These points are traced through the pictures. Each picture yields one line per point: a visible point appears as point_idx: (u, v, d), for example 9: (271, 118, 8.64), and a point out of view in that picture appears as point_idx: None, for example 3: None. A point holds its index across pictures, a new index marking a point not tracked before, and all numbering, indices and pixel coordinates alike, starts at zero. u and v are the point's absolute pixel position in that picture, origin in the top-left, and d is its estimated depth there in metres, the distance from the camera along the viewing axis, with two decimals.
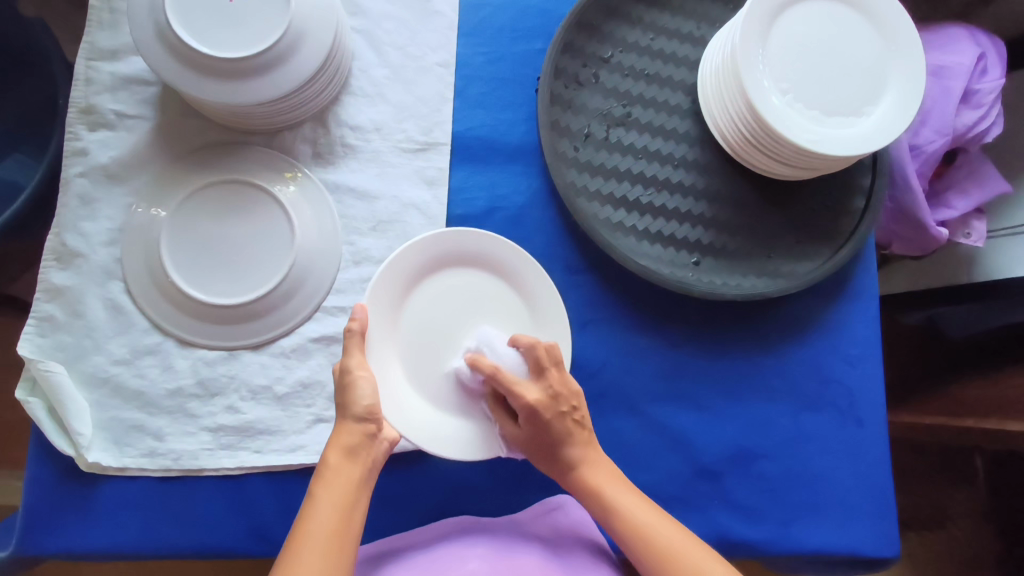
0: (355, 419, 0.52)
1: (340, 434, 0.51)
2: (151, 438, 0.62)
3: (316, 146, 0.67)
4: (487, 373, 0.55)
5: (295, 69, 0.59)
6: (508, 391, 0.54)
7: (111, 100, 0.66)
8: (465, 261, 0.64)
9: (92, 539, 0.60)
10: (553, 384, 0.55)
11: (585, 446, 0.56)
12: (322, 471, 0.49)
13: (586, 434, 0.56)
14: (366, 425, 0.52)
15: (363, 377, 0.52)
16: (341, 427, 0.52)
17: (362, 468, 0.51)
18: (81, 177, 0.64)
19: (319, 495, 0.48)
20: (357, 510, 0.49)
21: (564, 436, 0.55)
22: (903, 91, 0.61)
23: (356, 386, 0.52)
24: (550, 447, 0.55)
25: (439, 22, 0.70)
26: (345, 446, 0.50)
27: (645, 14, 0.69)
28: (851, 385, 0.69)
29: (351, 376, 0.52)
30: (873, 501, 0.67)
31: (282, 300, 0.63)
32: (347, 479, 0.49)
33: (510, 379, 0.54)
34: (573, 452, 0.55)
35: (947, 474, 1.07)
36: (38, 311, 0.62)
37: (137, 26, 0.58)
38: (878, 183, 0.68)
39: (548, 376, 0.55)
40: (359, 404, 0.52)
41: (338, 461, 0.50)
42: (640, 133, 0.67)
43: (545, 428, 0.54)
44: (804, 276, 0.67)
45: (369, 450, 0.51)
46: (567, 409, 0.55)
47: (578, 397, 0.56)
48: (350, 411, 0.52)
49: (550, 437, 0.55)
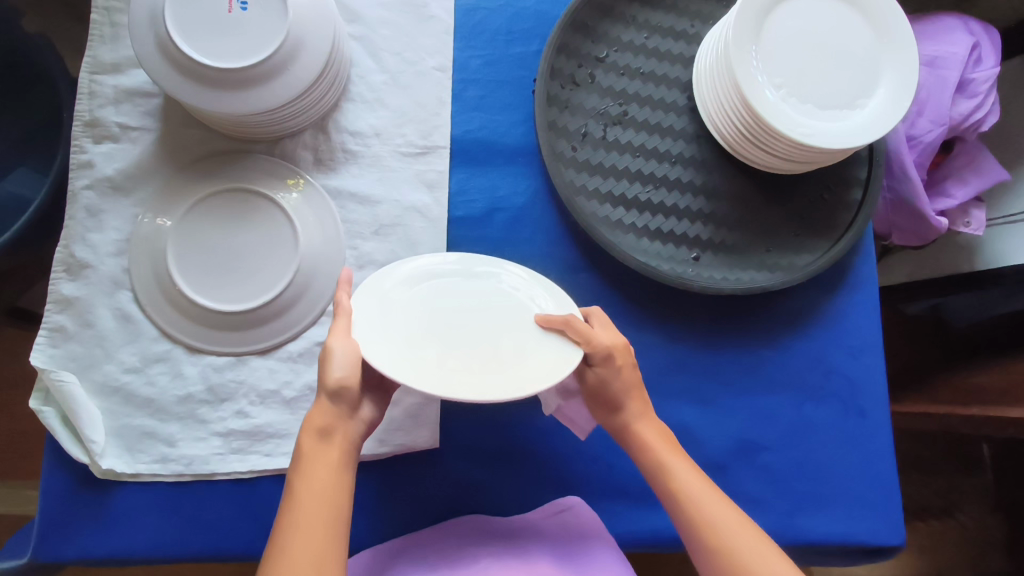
0: (325, 399, 0.51)
1: (312, 417, 0.51)
2: (163, 444, 0.63)
3: (318, 152, 0.68)
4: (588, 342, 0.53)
5: (295, 77, 0.60)
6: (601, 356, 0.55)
7: (115, 113, 0.67)
8: (443, 265, 0.58)
9: (108, 545, 0.61)
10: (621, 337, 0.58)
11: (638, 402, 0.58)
12: (299, 456, 0.50)
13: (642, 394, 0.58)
14: (336, 403, 0.51)
15: (340, 351, 0.50)
16: (312, 409, 0.51)
17: (337, 448, 0.51)
18: (87, 189, 0.65)
19: (301, 485, 0.49)
20: (340, 492, 0.50)
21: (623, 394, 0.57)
22: (897, 82, 0.61)
23: (329, 364, 0.50)
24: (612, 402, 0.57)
25: (435, 27, 0.71)
26: (318, 429, 0.51)
27: (639, 13, 0.70)
28: (853, 376, 0.70)
29: (329, 352, 0.50)
30: (877, 489, 0.68)
31: (284, 307, 0.63)
32: (326, 464, 0.50)
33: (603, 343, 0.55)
34: (635, 405, 0.58)
35: (955, 465, 1.08)
36: (49, 322, 0.63)
37: (139, 39, 0.59)
38: (874, 173, 0.68)
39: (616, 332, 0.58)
40: (331, 381, 0.50)
41: (313, 445, 0.50)
42: (637, 131, 0.68)
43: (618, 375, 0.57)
44: (803, 269, 0.67)
45: (343, 429, 0.52)
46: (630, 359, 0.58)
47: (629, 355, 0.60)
48: (322, 390, 0.51)
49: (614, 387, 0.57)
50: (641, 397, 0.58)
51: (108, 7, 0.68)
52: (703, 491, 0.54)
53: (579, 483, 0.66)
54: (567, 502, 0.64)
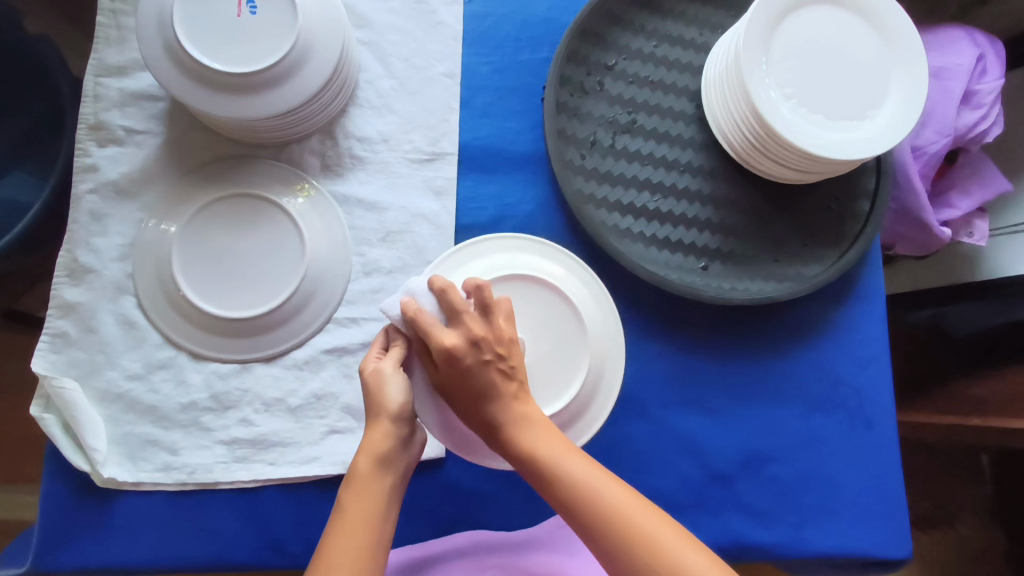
0: (388, 421, 0.48)
1: (370, 439, 0.47)
2: (166, 452, 0.62)
3: (324, 158, 0.68)
4: (437, 288, 0.49)
5: (303, 82, 0.60)
6: (427, 333, 0.47)
7: (120, 116, 0.66)
8: None
9: (109, 555, 0.61)
10: (469, 328, 0.47)
11: (513, 403, 0.47)
12: (351, 479, 0.46)
13: (517, 387, 0.48)
14: (396, 429, 0.48)
15: (395, 375, 0.49)
16: (369, 429, 0.48)
17: (392, 477, 0.47)
18: (92, 193, 0.65)
19: (349, 508, 0.45)
20: (384, 520, 0.45)
21: (488, 389, 0.47)
22: (907, 94, 0.61)
23: (387, 384, 0.48)
24: (476, 405, 0.47)
25: (443, 33, 0.71)
26: (378, 455, 0.46)
27: (648, 21, 0.70)
28: (860, 387, 0.69)
29: (383, 376, 0.49)
30: (885, 500, 0.68)
31: (290, 315, 0.63)
32: (376, 492, 0.46)
33: (427, 321, 0.47)
34: (503, 407, 0.47)
35: (958, 475, 1.07)
36: (51, 328, 0.62)
37: (146, 43, 0.59)
38: (882, 185, 0.68)
39: (464, 320, 0.47)
40: (392, 402, 0.48)
41: (369, 469, 0.46)
42: (646, 139, 0.68)
43: (467, 378, 0.47)
44: (811, 279, 0.67)
45: (398, 458, 0.48)
46: (491, 357, 0.47)
47: (506, 344, 0.47)
48: (382, 411, 0.48)
49: (467, 391, 0.47)
50: (507, 393, 0.47)
51: (114, 9, 0.67)
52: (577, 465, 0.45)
53: None
54: None
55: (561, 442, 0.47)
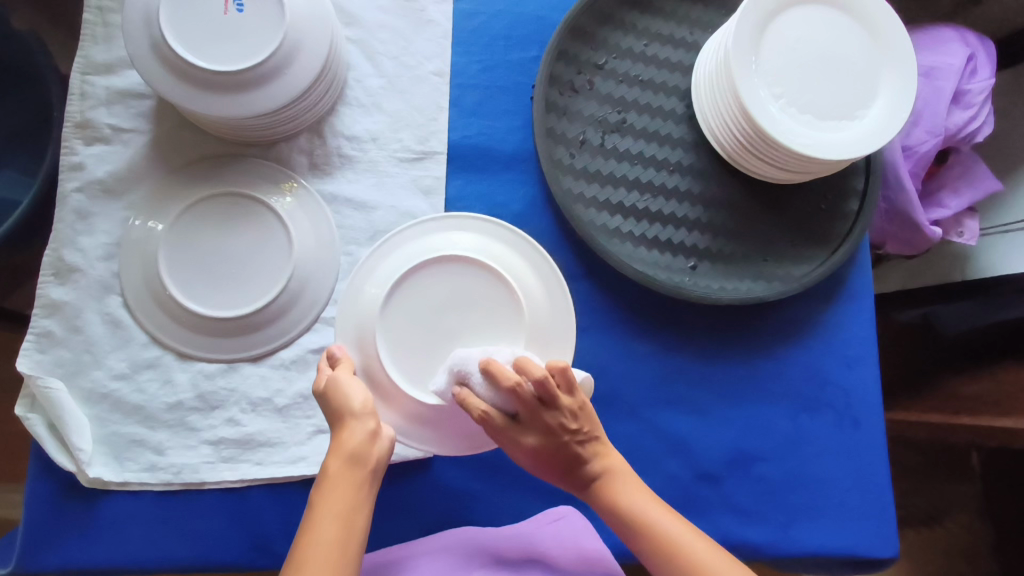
0: (353, 418, 0.47)
1: (340, 438, 0.47)
2: (152, 452, 0.62)
3: (312, 156, 0.67)
4: (498, 391, 0.49)
5: (290, 81, 0.59)
6: (506, 433, 0.51)
7: (107, 114, 0.66)
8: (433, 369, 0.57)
9: (94, 555, 0.60)
10: (547, 424, 0.50)
11: (600, 461, 0.53)
12: (325, 479, 0.45)
13: (599, 447, 0.53)
14: (365, 423, 0.47)
15: (349, 380, 0.49)
16: (340, 431, 0.47)
17: (367, 473, 0.46)
18: (78, 192, 0.64)
19: (319, 507, 0.44)
20: (354, 518, 0.44)
21: (577, 460, 0.52)
22: (896, 96, 0.61)
23: (346, 388, 0.48)
24: (573, 467, 0.53)
25: (433, 31, 0.70)
26: (349, 451, 0.46)
27: (639, 20, 0.70)
28: (849, 387, 0.69)
29: (338, 380, 0.49)
30: (871, 500, 0.68)
31: (277, 315, 0.63)
32: (348, 489, 0.45)
33: (500, 429, 0.50)
34: (596, 467, 0.53)
35: (947, 473, 1.08)
36: (36, 327, 0.62)
37: (132, 40, 0.58)
38: (871, 185, 0.68)
39: (541, 417, 0.49)
40: (353, 401, 0.48)
41: (339, 469, 0.45)
42: (636, 138, 0.68)
43: (560, 453, 0.52)
44: (800, 279, 0.67)
45: (373, 453, 0.47)
46: (570, 436, 0.50)
47: (585, 421, 0.51)
48: (346, 410, 0.47)
49: (561, 463, 0.52)
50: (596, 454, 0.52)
51: (101, 6, 0.67)
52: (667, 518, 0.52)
53: (574, 492, 0.65)
54: (559, 510, 0.62)
55: (646, 494, 0.53)
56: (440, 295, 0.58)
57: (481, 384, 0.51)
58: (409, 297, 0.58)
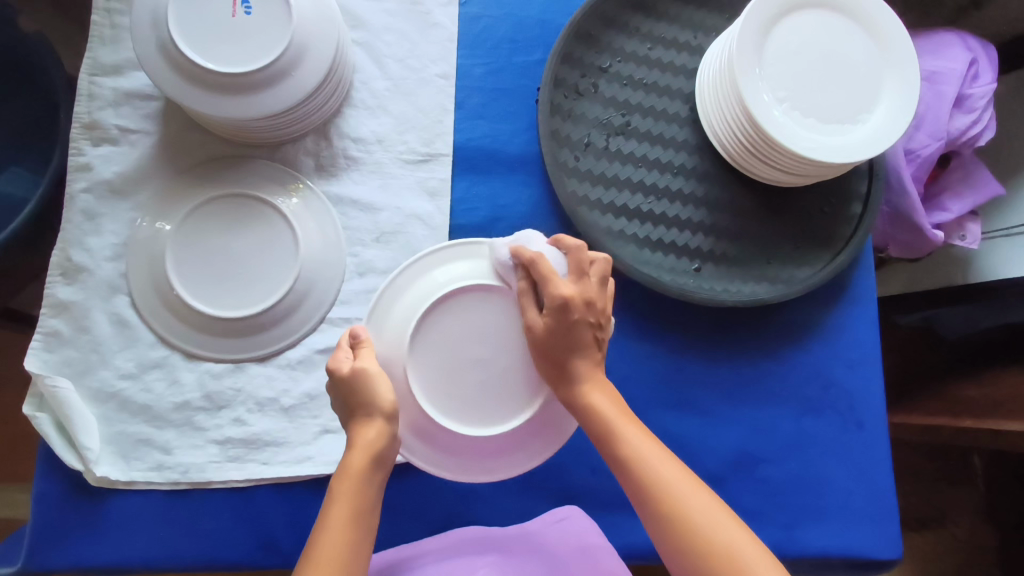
0: (380, 418, 0.47)
1: (361, 435, 0.46)
2: (159, 451, 0.62)
3: (318, 158, 0.68)
4: (568, 249, 0.52)
5: (297, 83, 0.60)
6: (544, 282, 0.50)
7: (114, 116, 0.66)
8: (464, 401, 0.54)
9: (101, 553, 0.61)
10: (590, 291, 0.51)
11: (594, 364, 0.52)
12: (343, 475, 0.45)
13: (600, 354, 0.52)
14: (388, 425, 0.47)
15: (379, 375, 0.47)
16: (360, 426, 0.47)
17: (381, 475, 0.47)
18: (85, 192, 0.65)
19: (337, 505, 0.44)
20: (368, 520, 0.45)
21: (582, 347, 0.51)
22: (898, 99, 0.61)
23: (376, 384, 0.47)
24: (564, 358, 0.51)
25: (439, 34, 0.71)
26: (374, 453, 0.46)
27: (643, 24, 0.70)
28: (851, 389, 0.70)
29: (368, 373, 0.47)
30: (874, 502, 0.68)
31: (283, 316, 0.63)
32: (367, 489, 0.45)
33: (549, 269, 0.50)
34: (586, 368, 0.51)
35: (948, 475, 1.08)
36: (44, 327, 0.62)
37: (141, 42, 0.59)
38: (874, 188, 0.69)
39: (587, 281, 0.51)
40: (382, 401, 0.47)
41: (364, 468, 0.45)
42: (640, 141, 0.68)
43: (566, 333, 0.50)
44: (803, 282, 0.67)
45: (389, 453, 0.47)
46: (595, 320, 0.51)
47: (605, 316, 0.52)
48: (373, 408, 0.47)
49: (563, 343, 0.50)
50: (592, 357, 0.51)
51: (109, 8, 0.67)
52: (633, 429, 0.49)
53: (578, 493, 0.65)
54: (564, 511, 0.63)
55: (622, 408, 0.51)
56: (471, 325, 0.54)
57: (545, 250, 0.53)
58: (444, 320, 0.54)
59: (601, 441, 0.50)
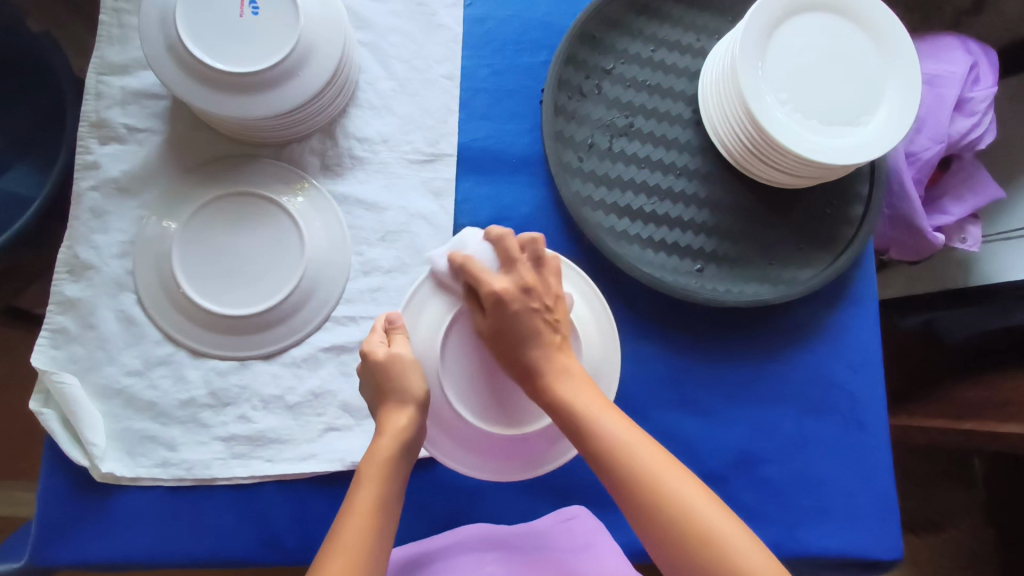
0: (410, 405, 0.48)
1: (390, 420, 0.48)
2: (164, 448, 0.62)
3: (324, 158, 0.68)
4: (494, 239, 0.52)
5: (304, 82, 0.60)
6: (477, 280, 0.50)
7: (122, 115, 0.66)
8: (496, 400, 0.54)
9: (106, 549, 0.61)
10: (523, 275, 0.50)
11: (555, 350, 0.50)
12: (371, 458, 0.46)
13: (559, 338, 0.51)
14: (416, 412, 0.48)
15: (412, 362, 0.50)
16: (391, 412, 0.48)
17: (407, 461, 0.48)
18: (93, 190, 0.65)
19: (363, 487, 0.45)
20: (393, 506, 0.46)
21: (535, 333, 0.50)
22: (899, 102, 0.62)
23: (408, 371, 0.49)
24: (519, 350, 0.50)
25: (444, 36, 0.71)
26: (404, 438, 0.47)
27: (646, 26, 0.71)
28: (853, 390, 0.70)
29: (402, 360, 0.49)
30: (875, 503, 0.68)
31: (288, 314, 0.63)
32: (394, 473, 0.46)
33: (478, 268, 0.51)
34: (548, 356, 0.50)
35: (948, 478, 1.09)
36: (51, 323, 0.63)
37: (149, 41, 0.59)
38: (876, 190, 0.69)
39: (518, 267, 0.51)
40: (413, 387, 0.49)
41: (392, 451, 0.46)
42: (643, 142, 0.69)
43: (513, 325, 0.49)
44: (805, 283, 0.68)
45: (415, 440, 0.49)
46: (538, 305, 0.50)
47: (552, 298, 0.51)
48: (405, 393, 0.48)
49: (514, 335, 0.49)
50: (549, 341, 0.50)
51: (117, 8, 0.68)
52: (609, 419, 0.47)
53: (582, 492, 0.66)
54: (571, 511, 0.63)
55: (596, 398, 0.49)
56: None
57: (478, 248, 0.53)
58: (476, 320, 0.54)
59: (577, 439, 0.48)
